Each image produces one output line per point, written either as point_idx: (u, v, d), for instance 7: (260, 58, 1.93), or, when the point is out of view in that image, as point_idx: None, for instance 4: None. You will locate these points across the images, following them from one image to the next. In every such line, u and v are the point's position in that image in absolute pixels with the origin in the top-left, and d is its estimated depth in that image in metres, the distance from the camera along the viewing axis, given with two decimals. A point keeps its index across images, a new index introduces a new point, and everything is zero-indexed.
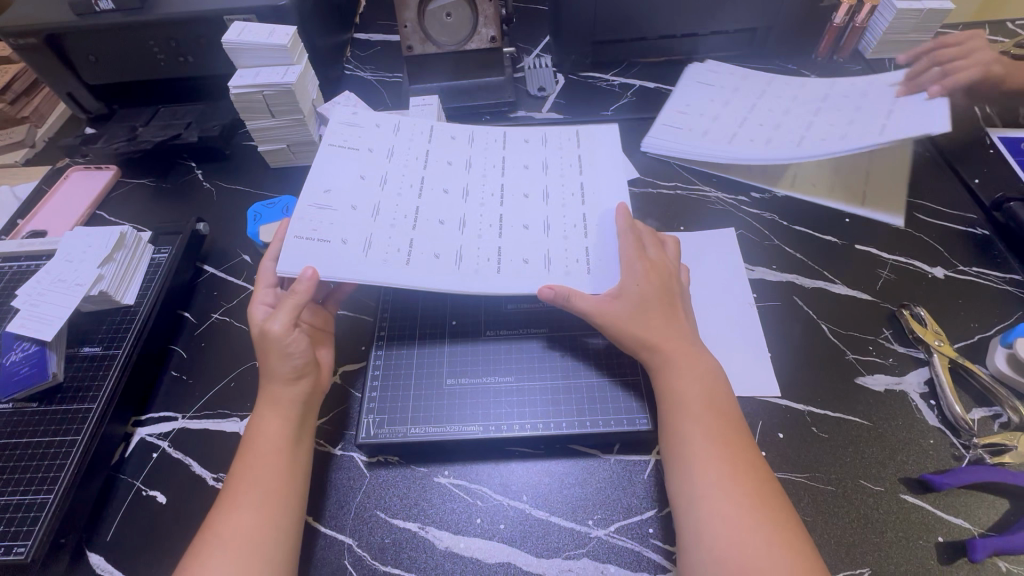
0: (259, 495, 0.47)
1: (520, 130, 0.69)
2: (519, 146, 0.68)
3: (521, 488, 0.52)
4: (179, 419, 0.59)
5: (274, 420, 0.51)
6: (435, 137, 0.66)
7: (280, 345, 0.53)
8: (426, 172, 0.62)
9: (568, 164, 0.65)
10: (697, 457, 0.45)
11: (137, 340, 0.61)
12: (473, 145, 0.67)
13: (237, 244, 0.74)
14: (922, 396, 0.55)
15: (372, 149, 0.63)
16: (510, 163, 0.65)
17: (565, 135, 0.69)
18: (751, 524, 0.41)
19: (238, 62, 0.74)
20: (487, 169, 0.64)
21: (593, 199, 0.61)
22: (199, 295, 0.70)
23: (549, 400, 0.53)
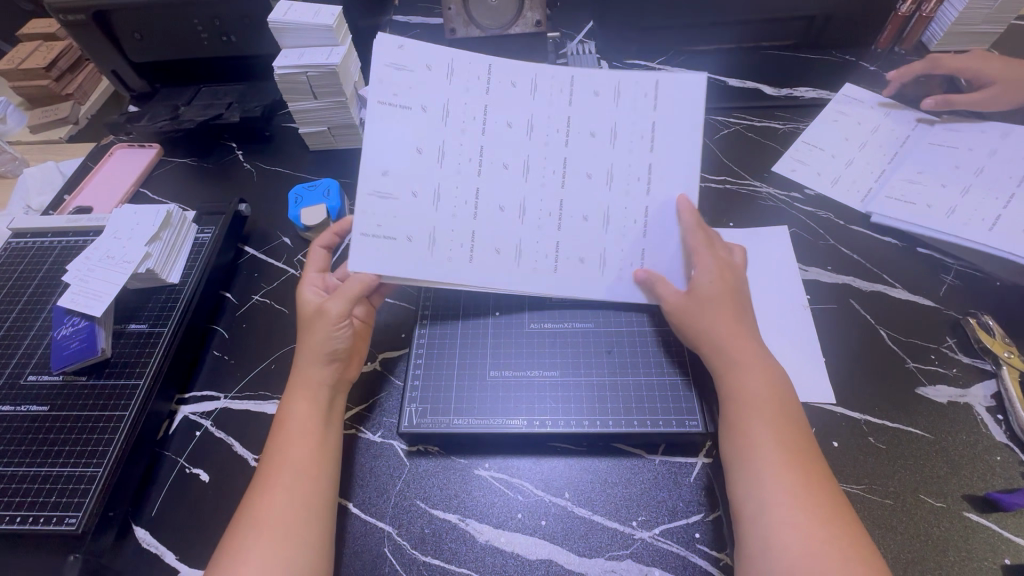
0: (306, 480, 0.47)
1: (590, 78, 0.56)
2: (588, 101, 0.55)
3: (563, 484, 0.51)
4: (222, 399, 0.59)
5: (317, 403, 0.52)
6: (492, 85, 0.55)
7: (330, 325, 0.53)
8: (485, 142, 0.54)
9: (643, 126, 0.54)
10: (770, 467, 0.43)
11: (182, 319, 0.61)
12: (534, 99, 0.55)
13: (277, 226, 0.74)
14: (988, 409, 0.52)
15: (426, 108, 0.53)
16: (578, 119, 0.55)
17: (644, 84, 0.55)
18: (825, 539, 0.39)
19: (283, 43, 0.73)
20: (549, 133, 0.55)
21: (664, 183, 0.54)
22: (240, 276, 0.70)
23: (594, 396, 0.52)
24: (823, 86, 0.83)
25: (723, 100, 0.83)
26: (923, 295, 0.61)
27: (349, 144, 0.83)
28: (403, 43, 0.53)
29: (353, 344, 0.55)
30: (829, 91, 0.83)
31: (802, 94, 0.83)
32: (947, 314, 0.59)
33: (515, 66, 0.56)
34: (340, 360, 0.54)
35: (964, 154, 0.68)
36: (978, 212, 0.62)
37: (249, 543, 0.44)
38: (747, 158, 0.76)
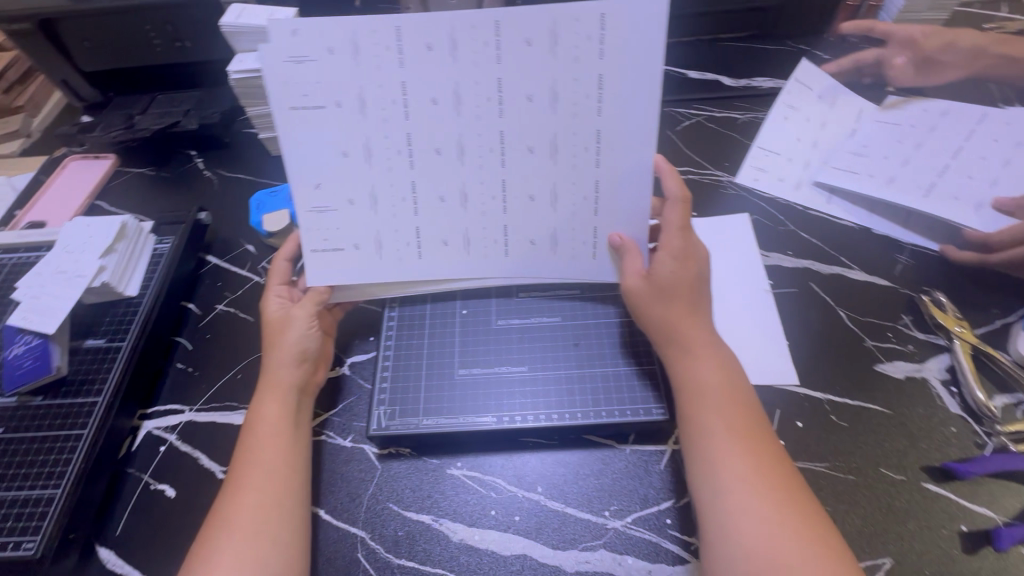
0: (270, 489, 0.46)
1: (517, 21, 0.47)
2: (518, 53, 0.48)
3: (536, 478, 0.51)
4: (187, 412, 0.58)
5: (279, 410, 0.51)
6: (406, 58, 0.48)
7: (303, 324, 0.54)
8: (411, 129, 0.51)
9: (586, 85, 0.48)
10: (722, 452, 0.44)
11: (141, 332, 0.60)
12: (455, 61, 0.48)
13: (239, 233, 0.73)
14: (943, 382, 0.54)
15: (343, 104, 0.49)
16: (510, 83, 0.49)
17: (585, 25, 0.47)
18: (776, 520, 0.40)
19: (237, 47, 0.72)
20: (479, 102, 0.50)
21: (611, 150, 0.50)
22: (202, 286, 0.68)
23: (562, 389, 0.52)
24: (780, 75, 0.85)
25: (685, 92, 0.84)
26: (880, 275, 0.62)
27: None
28: (298, 29, 0.47)
29: (322, 351, 0.56)
30: (786, 80, 0.84)
31: (761, 84, 0.84)
32: (903, 292, 0.61)
33: (427, 21, 0.48)
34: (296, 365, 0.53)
35: (916, 129, 0.71)
36: (916, 180, 0.65)
37: (213, 557, 0.43)
38: (708, 149, 0.77)
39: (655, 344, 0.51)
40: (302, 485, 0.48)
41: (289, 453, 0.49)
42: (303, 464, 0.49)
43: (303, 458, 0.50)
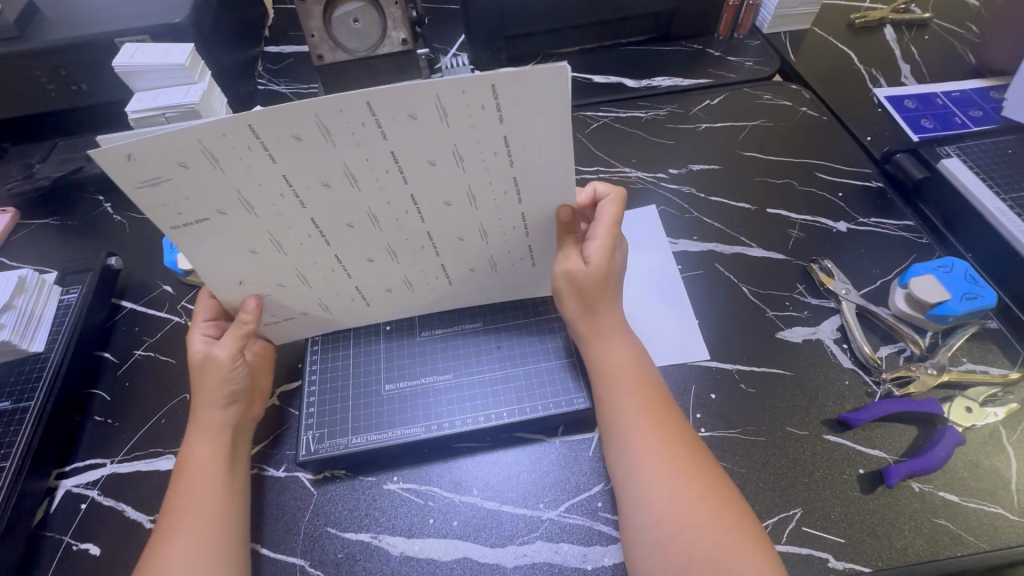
0: (195, 536, 0.45)
1: (393, 100, 0.39)
2: (404, 128, 0.41)
3: (471, 482, 0.53)
4: (108, 464, 0.56)
5: (209, 447, 0.50)
6: (274, 156, 0.41)
7: (224, 371, 0.51)
8: (313, 213, 0.46)
9: (492, 143, 0.43)
10: (637, 435, 0.47)
11: (51, 388, 0.57)
12: (333, 148, 0.41)
13: (156, 275, 0.71)
14: (835, 341, 0.59)
15: (223, 210, 0.44)
16: (404, 157, 0.43)
17: (473, 98, 0.40)
18: (687, 497, 0.43)
19: (134, 86, 0.71)
20: (378, 176, 0.44)
21: (531, 191, 0.48)
22: (117, 333, 0.66)
23: (488, 391, 0.54)
24: (677, 74, 0.91)
25: (591, 96, 0.88)
26: (775, 249, 0.68)
27: None
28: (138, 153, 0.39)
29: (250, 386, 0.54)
30: (682, 78, 0.90)
31: (659, 83, 0.90)
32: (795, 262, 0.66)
33: (278, 115, 0.38)
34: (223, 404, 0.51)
35: None
36: None
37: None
38: (616, 148, 0.81)
39: (575, 334, 0.53)
40: (232, 529, 0.47)
41: (217, 498, 0.47)
42: (235, 503, 0.48)
43: (233, 499, 0.48)
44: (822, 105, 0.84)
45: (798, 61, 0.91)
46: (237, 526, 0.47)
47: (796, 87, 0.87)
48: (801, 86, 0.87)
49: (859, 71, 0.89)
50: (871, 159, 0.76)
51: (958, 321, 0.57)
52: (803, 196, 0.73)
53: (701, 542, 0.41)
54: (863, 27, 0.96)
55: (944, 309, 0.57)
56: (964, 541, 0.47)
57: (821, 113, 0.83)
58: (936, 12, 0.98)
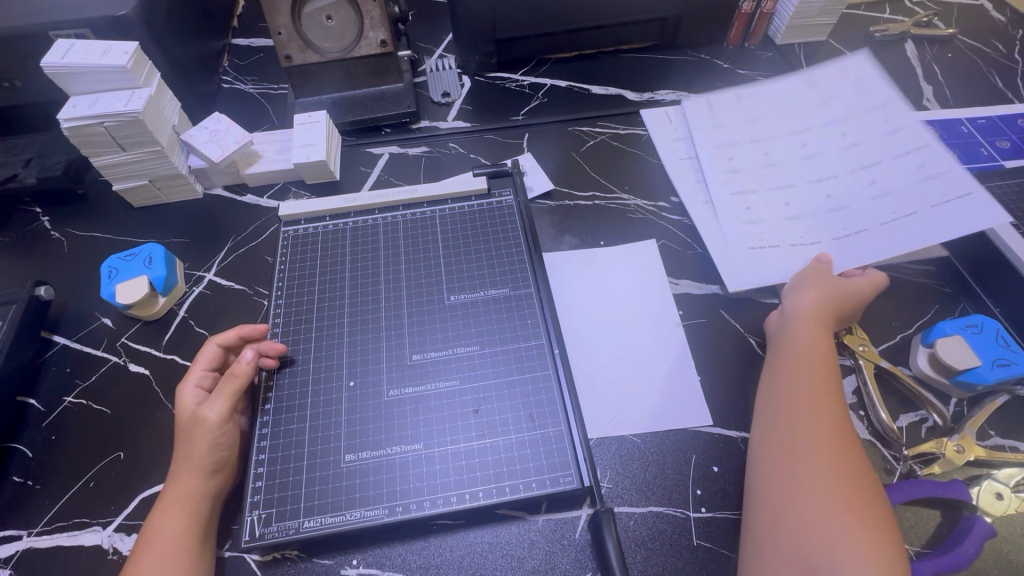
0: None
1: (783, 96, 0.74)
2: (774, 104, 0.74)
3: (441, 567, 0.46)
4: (25, 537, 0.49)
5: (177, 525, 0.44)
6: (751, 96, 0.75)
7: (212, 437, 0.47)
8: (772, 117, 0.73)
9: (876, 108, 0.70)
10: (813, 415, 0.47)
11: None
12: (741, 104, 0.75)
13: (95, 305, 0.63)
14: (851, 406, 0.53)
15: (772, 97, 0.75)
16: (839, 108, 0.72)
17: (868, 82, 0.73)
18: (823, 488, 0.43)
19: (69, 89, 0.62)
20: (805, 112, 0.73)
21: (868, 178, 0.65)
22: (46, 374, 0.58)
23: (464, 466, 0.47)
24: (681, 87, 0.84)
25: (587, 110, 0.81)
26: (807, 243, 0.61)
27: (181, 197, 0.73)
28: (738, 91, 0.76)
29: (243, 447, 0.49)
30: (687, 93, 0.83)
31: (663, 98, 0.82)
32: (834, 249, 0.60)
33: (751, 90, 0.76)
34: (202, 471, 0.46)
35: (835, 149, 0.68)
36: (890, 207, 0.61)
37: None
38: (614, 170, 0.74)
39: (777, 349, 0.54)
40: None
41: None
42: None
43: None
44: None
45: None
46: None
47: None
48: None
49: None
50: None
51: (986, 389, 0.52)
52: None
53: (809, 524, 0.42)
54: (882, 42, 0.89)
55: (972, 376, 0.51)
56: None
57: None
58: (961, 27, 0.91)
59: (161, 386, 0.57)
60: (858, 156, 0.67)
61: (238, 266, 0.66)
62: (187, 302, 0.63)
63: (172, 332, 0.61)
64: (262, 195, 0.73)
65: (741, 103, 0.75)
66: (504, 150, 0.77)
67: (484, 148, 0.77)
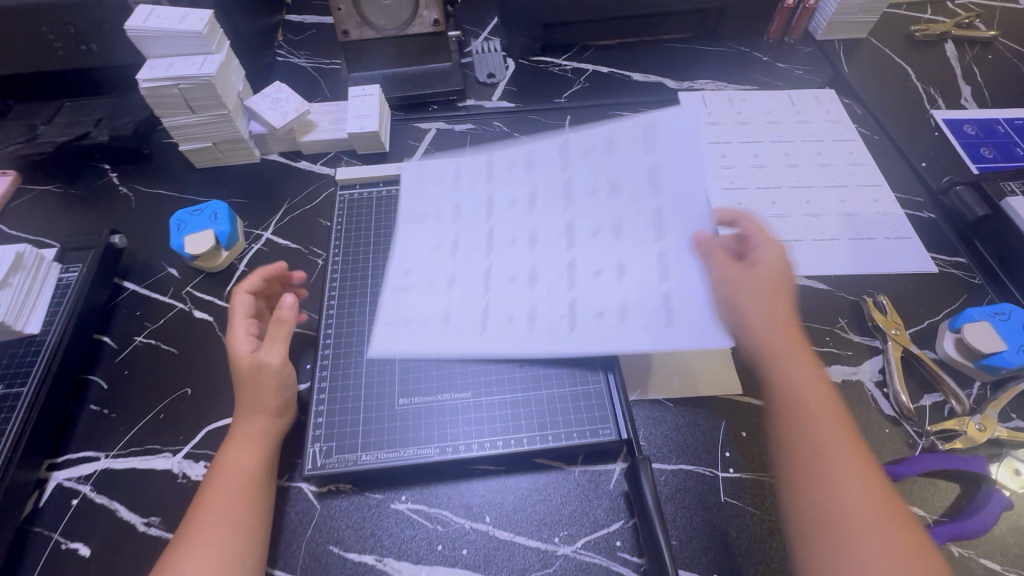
0: (209, 554, 0.42)
1: (766, 106, 0.81)
2: (761, 112, 0.80)
3: (484, 508, 0.50)
4: (102, 458, 0.53)
5: (246, 453, 0.48)
6: (741, 104, 0.81)
7: (277, 376, 0.51)
8: (762, 124, 0.79)
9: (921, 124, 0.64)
10: (836, 452, 0.43)
11: (46, 374, 0.54)
12: (734, 110, 0.81)
13: (161, 255, 0.67)
14: (876, 384, 0.56)
15: (763, 109, 0.81)
16: (814, 125, 0.79)
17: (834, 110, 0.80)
18: (867, 522, 0.39)
19: (147, 52, 0.66)
20: (789, 123, 0.79)
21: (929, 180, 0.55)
22: (118, 316, 0.63)
23: (508, 414, 0.51)
24: (720, 78, 0.86)
25: (628, 96, 0.83)
26: (794, 239, 0.66)
27: (239, 161, 0.77)
28: (730, 95, 0.82)
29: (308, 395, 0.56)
30: (727, 83, 0.85)
31: (702, 88, 0.85)
32: (851, 247, 0.66)
33: (741, 99, 0.82)
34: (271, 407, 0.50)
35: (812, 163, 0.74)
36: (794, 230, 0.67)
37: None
38: None
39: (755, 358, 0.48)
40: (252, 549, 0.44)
41: (240, 514, 0.45)
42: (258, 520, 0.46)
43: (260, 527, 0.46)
44: (873, 122, 0.79)
45: (851, 73, 0.85)
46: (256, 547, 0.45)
47: (847, 102, 0.82)
48: (853, 100, 0.82)
49: (917, 89, 0.83)
50: (925, 186, 0.72)
51: (1010, 373, 0.54)
52: (859, 220, 0.68)
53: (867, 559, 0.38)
54: (924, 42, 0.90)
55: (997, 360, 0.53)
56: None
57: (872, 131, 0.78)
58: (1003, 31, 0.92)
59: (224, 332, 0.61)
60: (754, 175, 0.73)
61: (294, 227, 0.70)
62: (247, 258, 0.67)
63: (233, 284, 0.65)
64: (316, 163, 0.77)
65: (730, 109, 0.81)
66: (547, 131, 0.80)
67: (528, 127, 0.80)
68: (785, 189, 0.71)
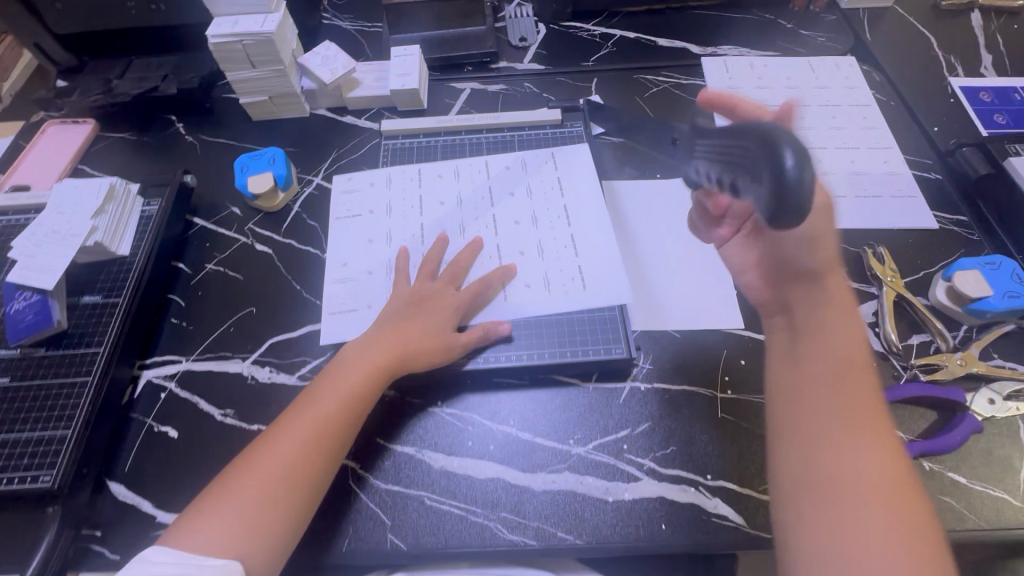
0: (285, 455, 0.50)
1: (786, 71, 0.84)
2: (781, 77, 0.84)
3: (508, 413, 0.57)
4: (183, 361, 0.62)
5: (354, 385, 0.54)
6: (762, 69, 0.85)
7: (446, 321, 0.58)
8: (781, 88, 0.83)
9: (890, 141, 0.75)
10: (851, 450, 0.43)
11: (136, 290, 0.63)
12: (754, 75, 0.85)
13: (225, 196, 0.76)
14: (869, 324, 0.61)
15: (783, 74, 0.84)
16: (832, 89, 0.82)
17: (851, 75, 0.83)
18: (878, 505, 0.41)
19: (214, 10, 0.73)
20: (806, 87, 0.82)
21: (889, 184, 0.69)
22: (191, 247, 0.71)
23: (532, 335, 0.60)
24: (743, 44, 0.89)
25: (652, 59, 0.88)
26: None
27: (291, 114, 0.84)
28: (751, 60, 0.86)
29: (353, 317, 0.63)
30: (748, 49, 0.88)
31: (725, 53, 0.88)
32: (856, 204, 0.70)
33: (763, 65, 0.85)
34: (388, 368, 0.55)
35: (828, 124, 0.78)
36: None
37: (230, 496, 0.48)
38: (673, 116, 0.81)
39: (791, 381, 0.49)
40: (316, 473, 0.50)
41: (321, 440, 0.51)
42: (321, 458, 0.50)
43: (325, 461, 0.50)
44: (891, 88, 0.82)
45: (873, 40, 0.88)
46: (320, 482, 0.50)
47: (867, 68, 0.85)
48: (873, 67, 0.85)
49: (937, 57, 0.86)
50: (936, 149, 0.75)
51: (995, 317, 0.59)
52: (866, 180, 0.72)
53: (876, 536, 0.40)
54: (948, 11, 0.91)
55: (983, 304, 0.58)
56: (964, 518, 0.50)
57: (888, 97, 0.81)
58: None
59: (282, 262, 0.70)
60: None
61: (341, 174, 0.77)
62: (300, 200, 0.75)
63: (289, 223, 0.73)
64: (360, 118, 0.84)
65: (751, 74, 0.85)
66: (574, 92, 0.85)
67: (556, 89, 0.85)
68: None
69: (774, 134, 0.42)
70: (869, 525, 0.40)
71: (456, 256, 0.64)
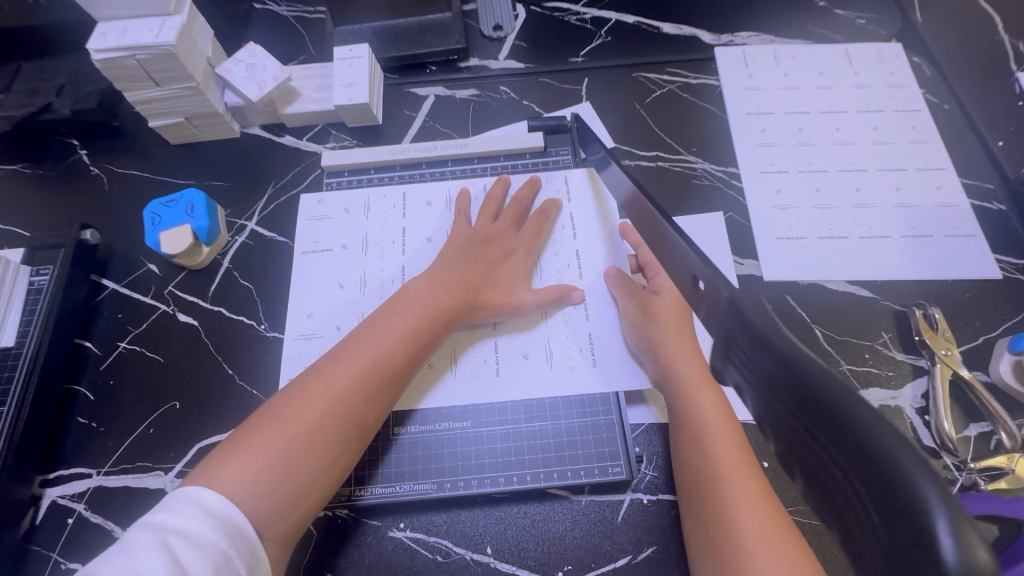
0: (343, 393, 0.45)
1: (818, 64, 0.69)
2: (813, 73, 0.69)
3: (486, 538, 0.48)
4: (95, 475, 0.52)
5: (418, 315, 0.50)
6: (790, 62, 0.69)
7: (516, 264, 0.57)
8: (813, 88, 0.68)
9: None
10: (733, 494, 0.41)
11: (26, 390, 0.52)
12: (780, 70, 0.69)
13: (139, 249, 0.62)
14: (917, 410, 0.51)
15: (815, 68, 0.69)
16: (873, 89, 0.67)
17: (897, 70, 0.68)
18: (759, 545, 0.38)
19: (96, 13, 0.57)
20: (844, 86, 0.68)
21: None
22: (100, 318, 0.59)
23: (511, 450, 0.50)
24: (767, 28, 0.73)
25: (656, 53, 0.72)
26: (836, 237, 0.59)
27: (217, 136, 0.69)
28: (776, 50, 0.70)
29: None
30: (772, 36, 0.72)
31: (744, 42, 0.72)
32: (902, 247, 0.58)
33: (791, 57, 0.70)
34: (452, 305, 0.52)
35: (869, 137, 0.64)
36: (839, 225, 0.59)
37: (271, 426, 0.43)
38: (680, 128, 0.67)
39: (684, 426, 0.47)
40: (365, 427, 0.46)
41: (385, 384, 0.47)
42: (379, 405, 0.47)
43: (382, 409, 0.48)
44: (945, 87, 0.68)
45: (925, 22, 0.72)
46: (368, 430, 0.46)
47: (917, 61, 0.70)
48: (924, 59, 0.70)
49: (1002, 43, 0.70)
50: (998, 172, 0.62)
51: None
52: (917, 214, 0.59)
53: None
54: None
55: None
56: None
57: (942, 99, 0.67)
58: None
59: (210, 338, 0.58)
60: (798, 154, 0.64)
61: (279, 215, 0.64)
62: (231, 253, 0.62)
63: (217, 284, 0.60)
64: (302, 138, 0.69)
65: (776, 69, 0.69)
66: (561, 99, 0.70)
67: (539, 94, 0.70)
68: (833, 174, 0.62)
69: (890, 458, 0.18)
70: (757, 557, 0.37)
71: (517, 193, 0.61)
